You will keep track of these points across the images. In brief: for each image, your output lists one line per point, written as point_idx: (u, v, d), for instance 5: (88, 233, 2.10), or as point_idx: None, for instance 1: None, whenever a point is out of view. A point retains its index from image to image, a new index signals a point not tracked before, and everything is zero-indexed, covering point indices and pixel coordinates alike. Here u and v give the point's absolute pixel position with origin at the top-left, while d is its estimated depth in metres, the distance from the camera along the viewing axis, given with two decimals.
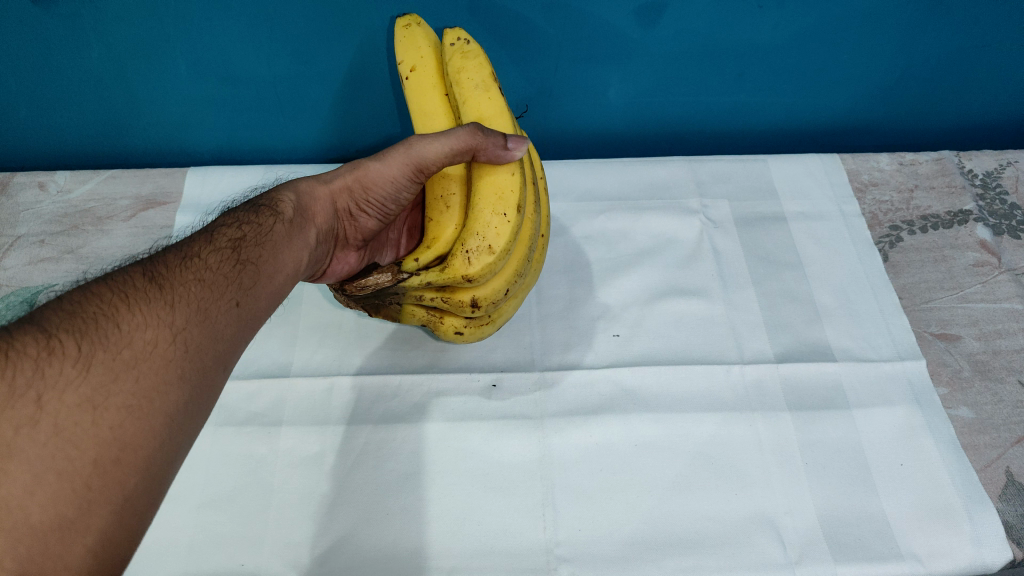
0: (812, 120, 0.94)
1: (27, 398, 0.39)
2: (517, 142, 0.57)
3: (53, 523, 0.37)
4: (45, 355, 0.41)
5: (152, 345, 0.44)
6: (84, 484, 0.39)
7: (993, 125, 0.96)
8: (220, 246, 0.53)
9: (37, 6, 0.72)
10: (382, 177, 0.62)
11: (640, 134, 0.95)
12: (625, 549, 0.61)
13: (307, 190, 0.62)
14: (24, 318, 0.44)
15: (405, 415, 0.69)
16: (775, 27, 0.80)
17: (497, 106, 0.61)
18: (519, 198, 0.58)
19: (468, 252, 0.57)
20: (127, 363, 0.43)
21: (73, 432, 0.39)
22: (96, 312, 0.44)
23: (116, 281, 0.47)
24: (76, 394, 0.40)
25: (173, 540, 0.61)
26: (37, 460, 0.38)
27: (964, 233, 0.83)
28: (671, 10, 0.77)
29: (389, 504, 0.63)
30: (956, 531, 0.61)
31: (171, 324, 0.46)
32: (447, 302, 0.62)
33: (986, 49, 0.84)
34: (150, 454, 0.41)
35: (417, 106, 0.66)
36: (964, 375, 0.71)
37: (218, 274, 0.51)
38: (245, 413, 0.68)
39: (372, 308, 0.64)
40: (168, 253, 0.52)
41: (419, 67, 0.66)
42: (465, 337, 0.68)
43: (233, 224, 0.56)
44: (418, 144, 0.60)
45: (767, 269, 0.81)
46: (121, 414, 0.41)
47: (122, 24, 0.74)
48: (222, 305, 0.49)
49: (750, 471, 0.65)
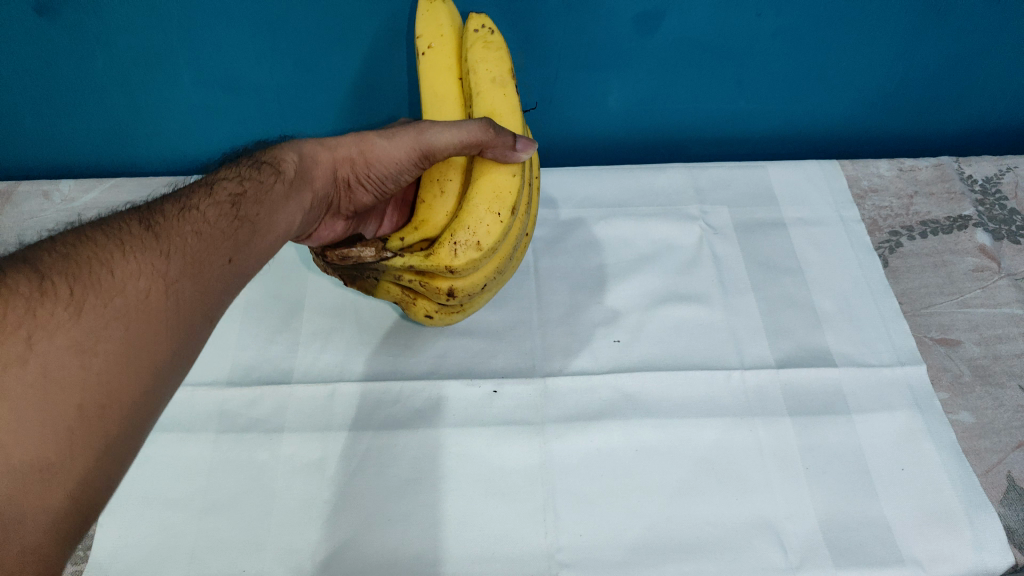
0: (812, 126, 0.94)
1: (17, 337, 0.39)
2: (525, 145, 0.58)
3: (36, 464, 0.38)
4: (37, 295, 0.41)
5: (145, 294, 0.44)
6: (68, 428, 0.39)
7: (994, 132, 0.96)
8: (219, 201, 0.54)
9: (42, 15, 0.73)
10: (386, 155, 0.61)
11: (640, 141, 0.95)
12: (627, 555, 0.61)
13: (310, 153, 0.62)
14: (15, 256, 0.44)
15: (407, 421, 0.69)
16: (775, 32, 0.81)
17: (510, 104, 0.62)
18: (515, 200, 0.59)
19: (456, 244, 0.57)
20: (119, 311, 0.43)
21: (61, 375, 0.40)
22: (90, 256, 0.45)
23: (111, 228, 0.48)
24: (66, 337, 0.41)
25: (173, 547, 0.61)
26: (24, 400, 0.38)
27: (964, 239, 0.83)
28: (670, 16, 0.78)
29: (389, 510, 0.63)
30: (957, 534, 0.61)
31: (165, 275, 0.46)
32: (424, 287, 0.62)
33: (984, 55, 0.85)
34: (134, 402, 0.42)
35: (430, 85, 0.66)
36: (965, 380, 0.71)
37: (216, 228, 0.51)
38: (246, 419, 0.69)
39: (347, 277, 0.63)
40: (165, 203, 0.52)
41: (437, 45, 0.66)
42: (432, 321, 0.69)
43: (234, 180, 0.56)
44: (429, 131, 0.59)
45: (768, 274, 0.81)
46: (110, 361, 0.42)
47: (128, 33, 0.75)
48: (216, 260, 0.49)
49: (751, 476, 0.65)
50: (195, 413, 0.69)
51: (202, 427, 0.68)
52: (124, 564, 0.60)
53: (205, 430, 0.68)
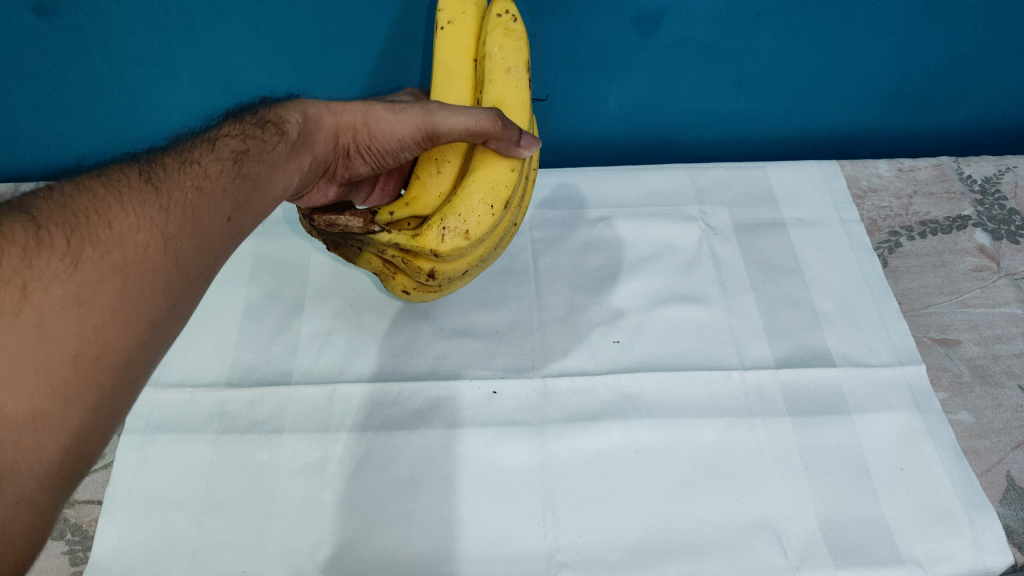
0: (812, 127, 0.95)
1: (13, 286, 0.39)
2: (529, 143, 0.57)
3: (28, 415, 0.37)
4: (33, 245, 0.41)
5: (142, 248, 0.44)
6: (61, 379, 0.38)
7: (993, 133, 0.96)
8: (221, 156, 0.52)
9: (41, 16, 0.73)
10: (390, 130, 0.59)
11: (639, 142, 0.95)
12: (626, 555, 0.61)
13: (315, 116, 0.59)
14: (16, 207, 0.44)
15: (407, 421, 0.69)
16: (774, 33, 0.81)
17: (521, 99, 0.60)
18: (510, 194, 0.59)
19: (444, 229, 0.57)
20: (115, 264, 0.42)
21: (55, 326, 0.39)
22: (88, 208, 0.44)
23: (111, 180, 0.47)
24: (61, 288, 0.40)
25: (174, 549, 0.61)
26: (19, 350, 0.38)
27: (963, 238, 0.83)
28: (669, 18, 0.78)
29: (389, 510, 0.64)
30: (957, 534, 0.62)
31: (163, 228, 0.45)
32: (405, 264, 0.61)
33: (982, 56, 0.85)
34: (129, 356, 0.41)
35: (443, 62, 0.65)
36: (964, 380, 0.72)
37: (217, 184, 0.50)
38: (246, 420, 0.69)
39: (331, 243, 0.62)
40: (167, 156, 0.51)
41: (457, 22, 0.64)
42: (409, 296, 0.69)
43: (236, 137, 0.55)
44: (438, 113, 0.57)
45: (768, 274, 0.81)
46: (105, 314, 0.41)
47: (129, 34, 0.76)
48: (216, 216, 0.48)
49: (750, 476, 0.65)
50: (195, 414, 0.69)
51: (202, 429, 0.68)
52: (125, 565, 0.61)
53: (205, 432, 0.68)
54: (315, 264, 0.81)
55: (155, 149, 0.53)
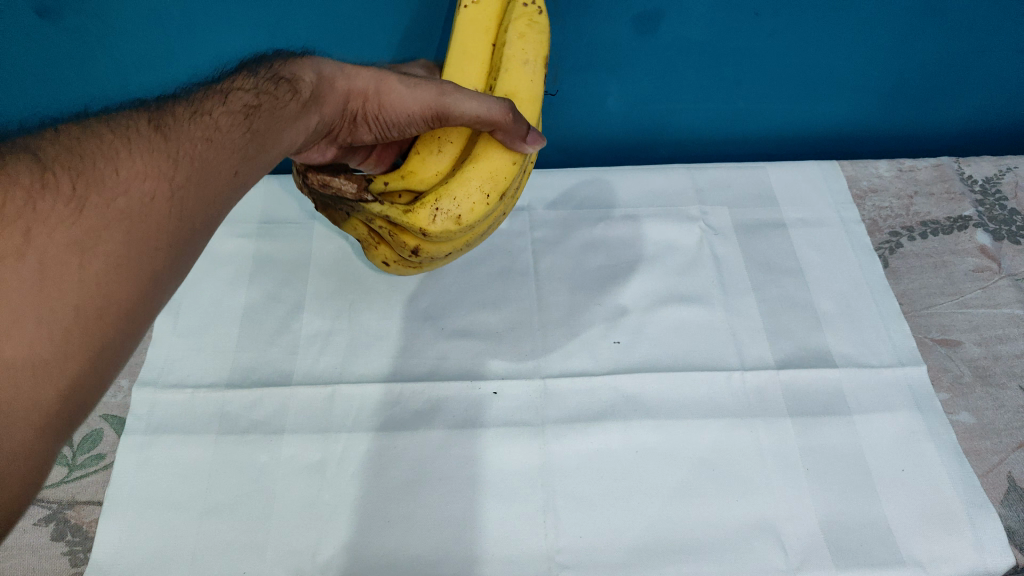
0: (812, 127, 0.94)
1: (15, 228, 0.38)
2: (534, 141, 0.57)
3: (27, 362, 0.36)
4: (37, 188, 0.40)
5: (149, 197, 0.43)
6: (62, 329, 0.38)
7: (994, 134, 0.96)
8: (233, 109, 0.51)
9: (43, 18, 0.76)
10: (401, 104, 0.58)
11: (640, 142, 0.95)
12: (627, 555, 0.61)
13: (329, 76, 0.57)
14: (20, 147, 0.43)
15: (407, 422, 0.69)
16: (773, 33, 0.81)
17: (533, 93, 0.61)
18: (506, 187, 0.59)
19: (437, 210, 0.57)
20: (121, 212, 0.41)
21: (57, 273, 0.38)
22: (95, 154, 0.43)
23: (119, 126, 0.46)
24: (65, 234, 0.39)
25: (174, 550, 0.61)
26: (19, 296, 0.37)
27: (964, 239, 0.83)
28: (668, 17, 0.78)
29: (389, 511, 0.63)
30: (958, 536, 0.61)
31: (172, 179, 0.44)
32: (390, 238, 0.61)
33: (982, 56, 0.85)
34: (131, 307, 0.41)
35: (461, 41, 0.65)
36: (965, 381, 0.71)
37: (228, 137, 0.49)
38: (247, 421, 0.69)
39: (319, 205, 0.61)
40: (177, 104, 0.50)
41: (482, 4, 0.64)
42: (387, 268, 0.69)
43: (249, 90, 0.53)
44: (453, 95, 0.56)
45: (768, 275, 0.81)
46: (109, 263, 0.40)
47: (126, 33, 0.79)
48: (225, 170, 0.47)
49: (751, 477, 0.65)
50: (195, 415, 0.69)
51: (202, 430, 0.68)
52: (125, 565, 0.61)
53: (205, 433, 0.68)
54: (315, 265, 0.81)
55: (166, 97, 0.52)
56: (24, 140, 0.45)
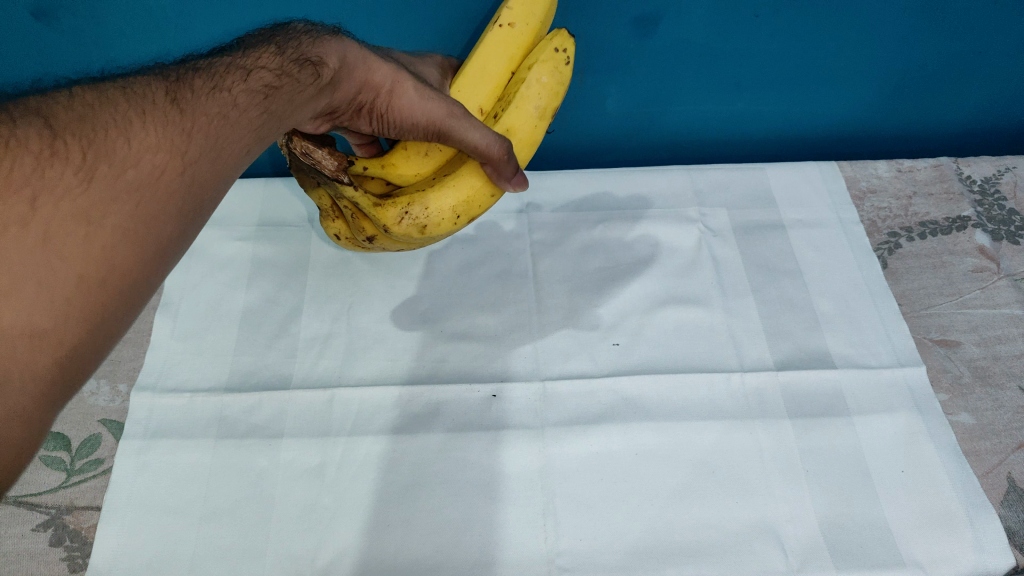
0: (811, 128, 0.94)
1: (21, 196, 0.38)
2: (517, 184, 0.62)
3: (29, 329, 0.37)
4: (47, 155, 0.39)
5: (158, 172, 0.43)
6: (66, 297, 0.38)
7: (993, 135, 0.96)
8: (252, 87, 0.49)
9: (42, 21, 0.81)
10: (409, 112, 0.58)
11: (639, 145, 0.95)
12: (626, 559, 0.61)
13: (353, 62, 0.55)
14: (31, 107, 0.42)
15: (406, 426, 0.69)
16: (771, 35, 0.81)
17: (533, 138, 0.63)
18: (475, 212, 0.63)
19: (406, 214, 0.60)
20: (130, 185, 0.42)
21: (63, 242, 0.39)
22: (107, 123, 0.42)
23: (135, 93, 0.45)
24: (72, 204, 0.39)
25: (172, 555, 0.61)
26: (24, 263, 0.37)
27: (963, 239, 0.83)
28: (666, 19, 0.79)
29: (388, 515, 0.63)
30: (958, 537, 0.61)
31: (182, 155, 0.44)
32: (351, 218, 0.63)
33: (981, 57, 0.85)
34: (134, 279, 0.42)
35: (483, 59, 0.64)
36: (964, 381, 0.71)
37: (242, 117, 0.48)
38: (245, 425, 0.68)
39: (295, 168, 0.61)
40: (195, 73, 0.49)
41: (514, 29, 0.63)
42: (338, 241, 0.71)
43: (273, 70, 0.51)
44: (460, 120, 0.57)
45: (767, 277, 0.81)
46: (115, 235, 0.41)
47: (120, 34, 0.84)
48: (234, 151, 0.48)
49: (750, 479, 0.65)
50: (194, 420, 0.69)
51: (201, 434, 0.68)
52: (124, 570, 0.60)
53: (204, 437, 0.68)
54: (314, 268, 0.81)
55: (187, 64, 0.50)
56: (34, 97, 0.44)
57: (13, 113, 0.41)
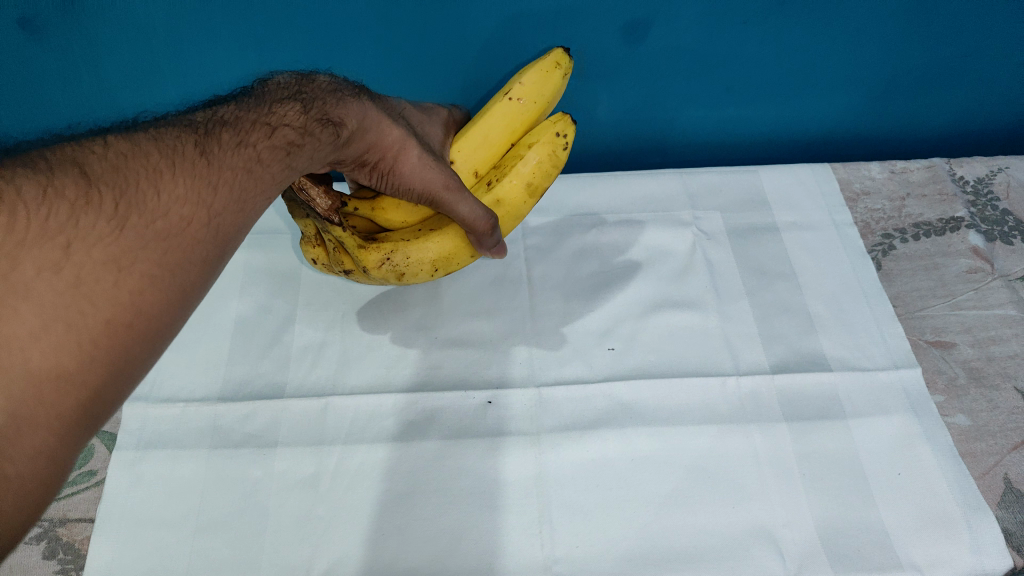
0: (803, 129, 0.94)
1: (56, 243, 0.39)
2: (496, 248, 0.65)
3: (52, 372, 0.37)
4: (81, 204, 0.40)
5: (185, 223, 0.44)
6: (90, 342, 0.39)
7: (983, 136, 0.97)
8: (276, 145, 0.51)
9: (27, 31, 0.79)
10: (408, 178, 0.58)
11: (630, 150, 0.95)
12: (624, 565, 0.61)
13: (369, 125, 0.56)
14: (66, 157, 0.43)
15: (402, 434, 0.68)
16: (762, 39, 0.82)
17: (517, 210, 0.65)
18: (449, 267, 0.67)
19: (388, 259, 0.63)
20: (159, 235, 0.43)
21: (91, 289, 0.39)
22: (139, 173, 0.43)
23: (166, 145, 0.46)
24: (103, 251, 0.40)
25: (166, 568, 0.61)
26: (49, 307, 0.38)
27: (957, 240, 0.83)
28: (656, 25, 0.79)
29: (384, 524, 0.63)
30: (956, 539, 0.61)
31: (209, 206, 0.45)
32: (331, 251, 0.64)
33: (970, 58, 0.86)
34: (158, 326, 0.42)
35: (484, 129, 0.63)
36: (960, 382, 0.71)
37: (267, 172, 0.50)
38: (240, 434, 0.68)
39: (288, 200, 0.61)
40: (223, 126, 0.50)
41: (521, 105, 0.63)
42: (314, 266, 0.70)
43: (296, 129, 0.52)
44: (455, 194, 0.58)
45: (761, 280, 0.81)
46: (143, 282, 0.41)
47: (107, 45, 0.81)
48: (257, 202, 0.49)
49: (748, 485, 0.65)
50: (187, 430, 0.68)
51: (193, 445, 0.67)
52: None
53: (198, 447, 0.67)
54: (306, 277, 0.81)
55: (214, 115, 0.51)
56: (68, 145, 0.44)
57: (49, 163, 0.42)
